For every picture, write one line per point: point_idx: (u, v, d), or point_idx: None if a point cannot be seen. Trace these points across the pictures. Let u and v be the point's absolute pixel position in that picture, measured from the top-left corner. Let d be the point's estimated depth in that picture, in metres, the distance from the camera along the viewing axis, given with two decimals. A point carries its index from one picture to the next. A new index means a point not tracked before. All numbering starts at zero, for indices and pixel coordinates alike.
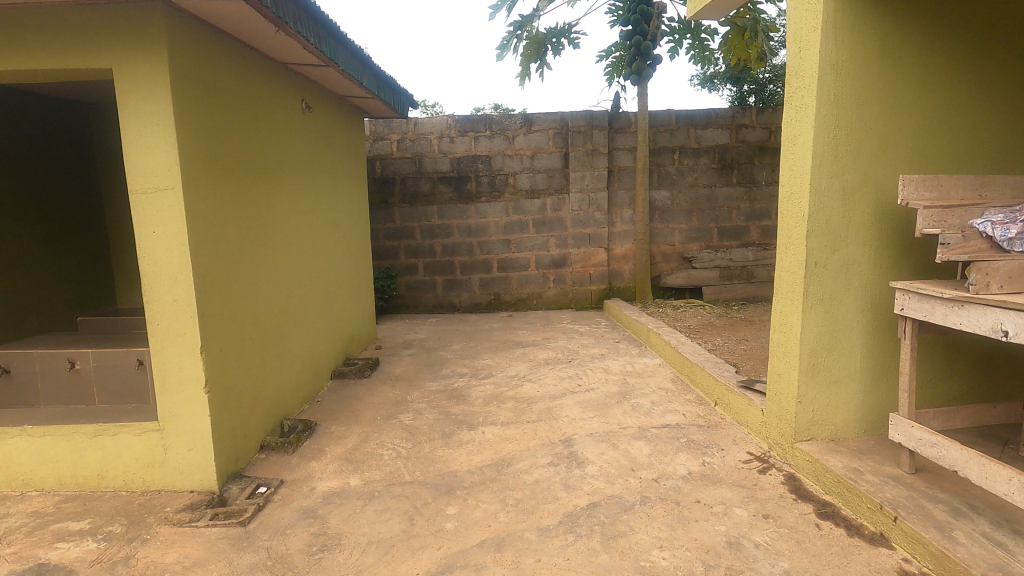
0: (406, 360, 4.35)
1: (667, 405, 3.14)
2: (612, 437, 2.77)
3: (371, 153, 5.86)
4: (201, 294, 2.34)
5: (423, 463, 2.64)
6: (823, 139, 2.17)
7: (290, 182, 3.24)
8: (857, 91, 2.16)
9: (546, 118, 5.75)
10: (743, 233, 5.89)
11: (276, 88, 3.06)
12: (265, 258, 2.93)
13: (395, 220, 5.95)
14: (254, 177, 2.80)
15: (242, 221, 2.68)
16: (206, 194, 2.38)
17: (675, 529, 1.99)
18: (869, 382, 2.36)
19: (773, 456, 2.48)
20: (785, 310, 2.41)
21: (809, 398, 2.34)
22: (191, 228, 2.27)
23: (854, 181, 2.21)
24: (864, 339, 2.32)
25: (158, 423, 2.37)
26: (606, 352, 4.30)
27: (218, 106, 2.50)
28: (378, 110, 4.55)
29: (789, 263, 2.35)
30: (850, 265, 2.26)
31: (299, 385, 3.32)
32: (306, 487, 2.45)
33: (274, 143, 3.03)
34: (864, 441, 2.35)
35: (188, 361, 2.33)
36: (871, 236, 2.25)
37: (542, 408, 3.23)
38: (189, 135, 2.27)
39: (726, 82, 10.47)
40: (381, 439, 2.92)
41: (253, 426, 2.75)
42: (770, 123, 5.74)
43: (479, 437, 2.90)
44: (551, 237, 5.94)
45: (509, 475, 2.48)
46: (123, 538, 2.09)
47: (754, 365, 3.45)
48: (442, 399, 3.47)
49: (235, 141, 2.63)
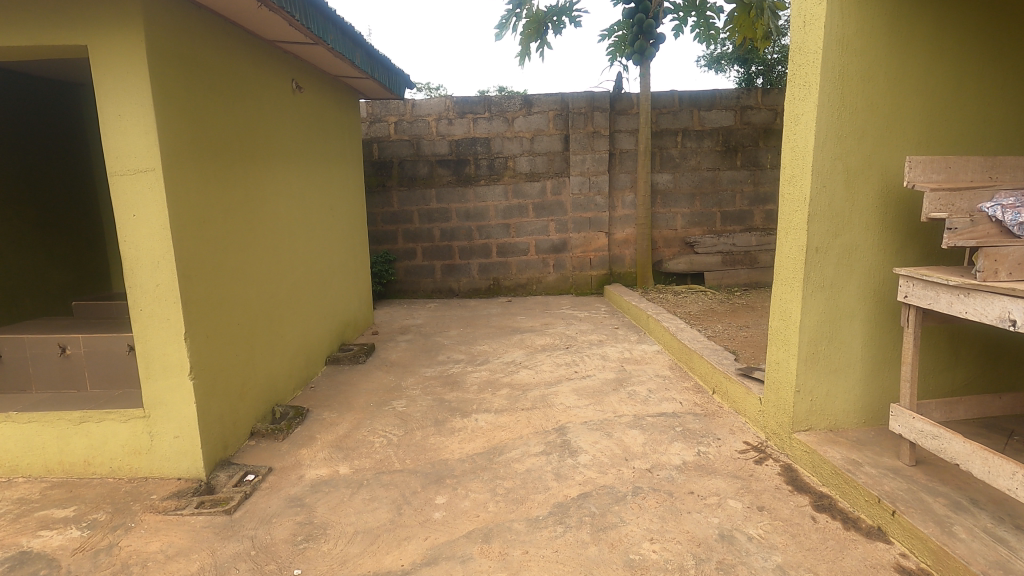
0: (402, 346, 4.30)
1: (664, 393, 3.09)
2: (607, 425, 2.72)
3: (368, 136, 5.76)
4: (185, 280, 2.28)
5: (414, 451, 2.61)
6: (826, 119, 2.07)
7: (279, 163, 3.16)
8: (863, 69, 2.06)
9: (547, 99, 5.63)
10: (747, 218, 5.77)
11: (264, 67, 2.98)
12: (254, 243, 2.87)
13: (393, 204, 5.88)
14: (240, 159, 2.73)
15: (228, 204, 2.61)
16: (188, 176, 2.31)
17: (667, 521, 1.95)
18: (871, 372, 2.28)
19: (770, 446, 2.43)
20: (784, 298, 2.34)
21: (808, 387, 2.28)
22: (173, 211, 2.20)
23: (858, 164, 2.12)
24: (867, 327, 2.24)
25: (143, 410, 2.34)
26: (605, 338, 4.24)
27: (201, 84, 2.42)
28: (373, 90, 4.48)
29: (790, 248, 2.27)
30: (853, 251, 2.18)
31: (291, 370, 3.27)
32: (294, 476, 2.42)
33: (262, 123, 2.96)
34: (864, 432, 2.28)
35: (172, 347, 2.28)
36: (876, 222, 2.16)
37: (537, 395, 3.18)
38: (168, 115, 2.19)
39: (734, 62, 10.37)
40: (372, 427, 2.89)
41: (243, 412, 2.71)
42: (776, 104, 5.59)
43: (472, 424, 2.85)
44: (552, 222, 5.85)
45: (500, 464, 2.44)
46: (107, 526, 2.07)
47: (755, 352, 3.38)
48: (437, 386, 3.43)
49: (219, 121, 2.56)
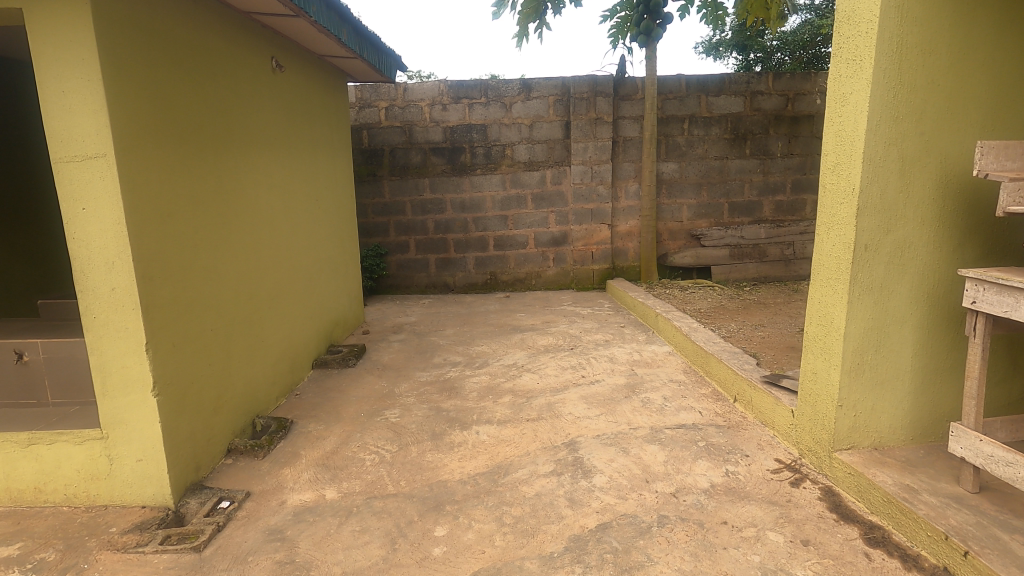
0: (395, 346, 4.03)
1: (680, 402, 2.84)
2: (622, 439, 2.47)
3: (357, 122, 5.44)
4: (146, 283, 1.99)
5: (409, 471, 2.34)
6: (880, 97, 1.81)
7: (258, 150, 2.86)
8: (924, 40, 1.80)
9: (546, 83, 5.33)
10: (756, 209, 5.52)
11: (238, 43, 2.68)
12: (229, 238, 2.57)
13: (385, 195, 5.57)
14: (212, 144, 2.43)
15: (198, 195, 2.32)
16: (149, 164, 2.02)
17: (700, 559, 1.70)
18: (922, 384, 2.04)
19: (805, 465, 2.19)
20: (825, 300, 2.09)
21: (852, 402, 2.03)
22: (129, 203, 1.91)
23: (915, 150, 1.86)
24: (919, 334, 2.00)
25: (101, 431, 2.06)
26: (611, 338, 3.98)
27: (164, 58, 2.13)
28: (362, 73, 4.18)
29: (833, 245, 2.02)
30: (906, 248, 1.93)
31: (274, 377, 2.99)
32: (275, 502, 2.15)
33: (238, 105, 2.66)
34: (913, 450, 2.04)
35: (132, 360, 1.99)
36: (933, 216, 1.91)
37: (543, 404, 2.92)
38: (122, 94, 1.89)
39: (733, 48, 10.48)
40: (363, 441, 2.62)
41: (218, 428, 2.43)
42: (788, 89, 5.31)
43: (472, 438, 2.59)
44: (552, 213, 5.58)
45: (506, 487, 2.18)
46: (56, 568, 1.79)
47: (777, 355, 3.13)
48: (434, 393, 3.16)
49: (186, 101, 2.26)
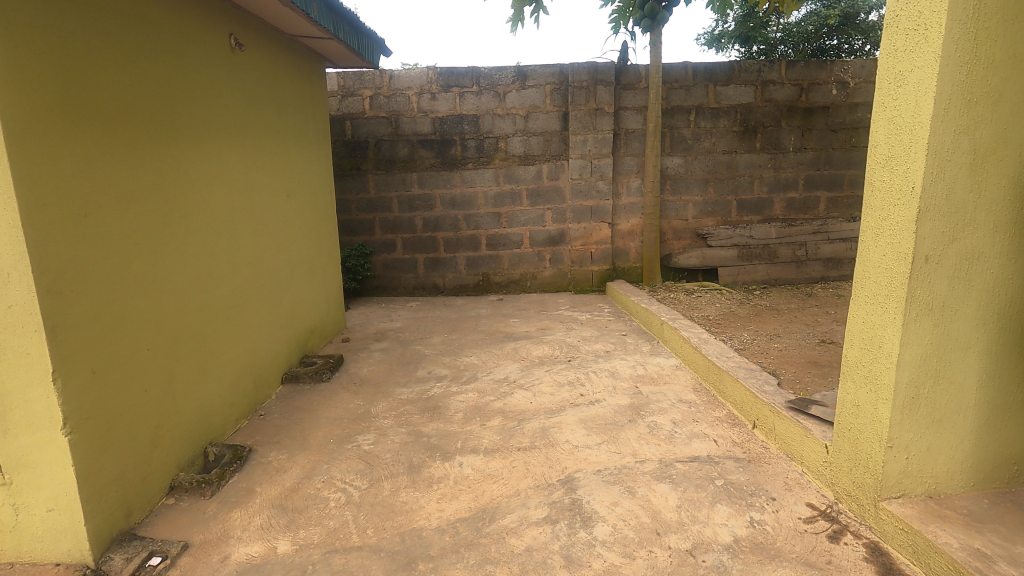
0: (375, 357, 3.68)
1: (692, 427, 2.51)
2: (626, 476, 2.13)
3: (340, 112, 5.07)
4: (54, 299, 1.64)
5: (379, 515, 2.00)
6: (951, 75, 1.47)
7: (212, 139, 2.50)
8: (1005, 6, 1.46)
9: (543, 71, 4.97)
10: (766, 207, 5.19)
11: (184, 15, 2.32)
12: (174, 241, 2.22)
13: (370, 190, 5.22)
14: (149, 131, 2.08)
15: (129, 191, 1.97)
16: (58, 155, 1.67)
17: None
18: (987, 421, 1.71)
19: (843, 513, 1.86)
20: (871, 320, 1.75)
21: (904, 443, 1.70)
22: (28, 202, 1.56)
23: (988, 140, 1.52)
24: (985, 362, 1.66)
25: (3, 476, 1.71)
26: (612, 348, 3.64)
27: (79, 26, 1.76)
28: (341, 56, 3.81)
29: (882, 256, 1.69)
30: (973, 260, 1.59)
31: (233, 396, 2.65)
32: (216, 556, 1.81)
33: (185, 87, 2.31)
34: (975, 499, 1.71)
35: (37, 392, 1.64)
36: (1007, 221, 1.58)
37: (536, 428, 2.58)
38: (18, 68, 1.54)
39: (734, 40, 10.08)
40: (329, 475, 2.28)
41: (157, 463, 2.08)
42: (802, 79, 4.96)
43: (454, 473, 2.25)
44: (548, 211, 5.23)
45: (490, 539, 1.84)
46: None
47: (799, 373, 2.80)
48: (414, 413, 2.82)
49: (113, 79, 1.90)
